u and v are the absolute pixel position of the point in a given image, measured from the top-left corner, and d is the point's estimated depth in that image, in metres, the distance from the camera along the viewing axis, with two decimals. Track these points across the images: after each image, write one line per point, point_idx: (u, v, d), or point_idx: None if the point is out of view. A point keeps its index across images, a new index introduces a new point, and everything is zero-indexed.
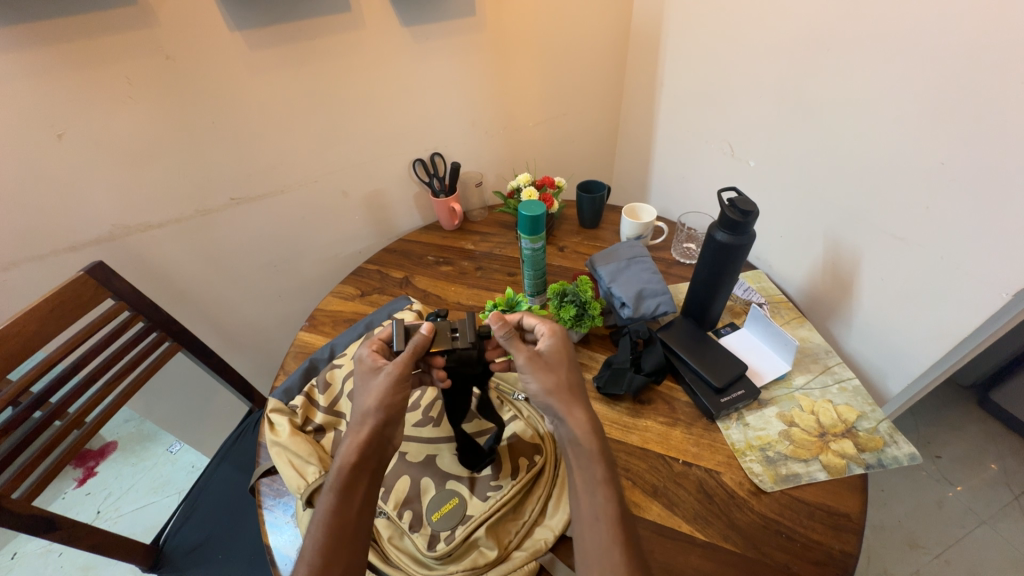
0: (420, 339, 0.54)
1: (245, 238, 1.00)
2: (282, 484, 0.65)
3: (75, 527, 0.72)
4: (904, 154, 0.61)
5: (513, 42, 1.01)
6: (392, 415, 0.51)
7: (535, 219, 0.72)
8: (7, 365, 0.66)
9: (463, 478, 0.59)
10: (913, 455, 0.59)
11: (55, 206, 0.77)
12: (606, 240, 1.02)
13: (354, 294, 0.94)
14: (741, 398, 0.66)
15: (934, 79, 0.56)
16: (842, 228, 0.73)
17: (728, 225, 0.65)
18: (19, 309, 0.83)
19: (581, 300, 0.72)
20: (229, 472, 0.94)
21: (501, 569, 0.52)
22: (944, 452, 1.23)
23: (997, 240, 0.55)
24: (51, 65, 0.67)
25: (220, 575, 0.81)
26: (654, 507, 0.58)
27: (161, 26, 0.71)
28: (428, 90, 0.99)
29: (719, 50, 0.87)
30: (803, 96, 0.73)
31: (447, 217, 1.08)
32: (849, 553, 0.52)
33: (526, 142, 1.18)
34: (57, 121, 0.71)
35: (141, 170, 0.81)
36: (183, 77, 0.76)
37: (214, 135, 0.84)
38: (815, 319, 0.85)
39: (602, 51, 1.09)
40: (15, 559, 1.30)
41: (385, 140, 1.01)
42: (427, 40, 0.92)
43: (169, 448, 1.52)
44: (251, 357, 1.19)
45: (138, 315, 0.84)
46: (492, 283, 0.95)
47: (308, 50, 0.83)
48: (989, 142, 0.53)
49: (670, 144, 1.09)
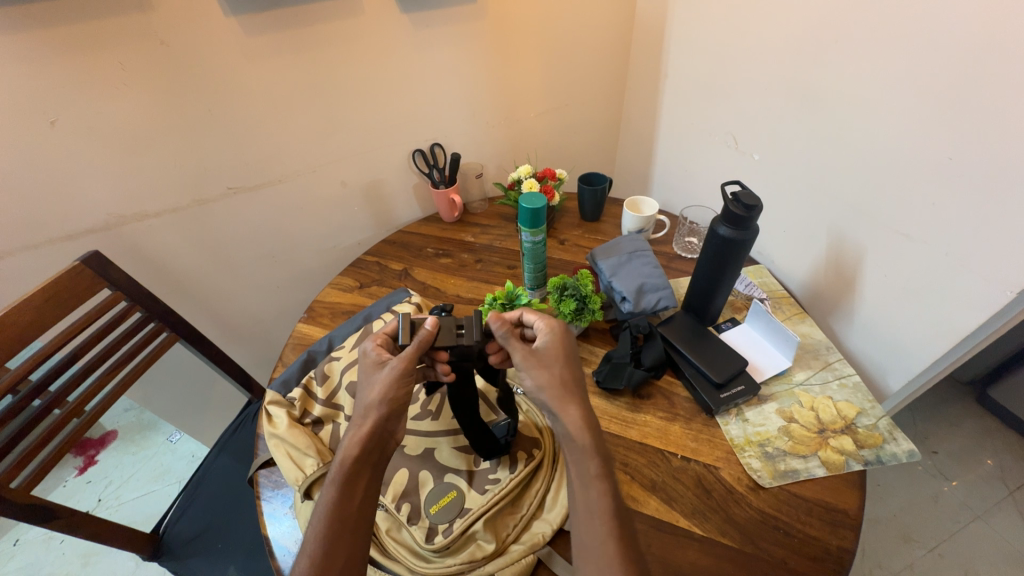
0: (425, 334, 0.54)
1: (242, 228, 0.99)
2: (280, 475, 0.65)
3: (74, 516, 0.72)
4: (911, 149, 0.60)
5: (514, 31, 0.99)
6: (395, 409, 0.51)
7: (535, 212, 0.71)
8: (2, 356, 0.65)
9: (461, 470, 0.59)
10: (912, 452, 0.59)
11: (49, 195, 0.76)
12: (607, 233, 1.01)
13: (353, 286, 0.93)
14: (741, 394, 0.66)
15: (942, 73, 0.55)
16: (845, 223, 0.73)
17: (732, 220, 0.64)
18: (15, 299, 0.82)
19: (581, 294, 0.71)
20: (228, 463, 0.95)
21: (498, 562, 0.52)
22: (941, 448, 1.24)
23: (1001, 238, 0.54)
24: (41, 50, 0.65)
25: (220, 564, 0.81)
26: (652, 501, 0.58)
27: (153, 10, 0.69)
28: (427, 79, 0.97)
29: (723, 43, 0.85)
30: (808, 89, 0.72)
31: (447, 209, 1.07)
32: (846, 549, 0.52)
33: (527, 133, 1.17)
34: (49, 107, 0.70)
35: (136, 158, 0.80)
36: (177, 63, 0.75)
37: (210, 124, 0.83)
38: (817, 315, 0.84)
39: (604, 40, 1.07)
40: (18, 546, 1.31)
41: (384, 130, 1.00)
42: (426, 28, 0.90)
43: (169, 437, 1.53)
44: (250, 347, 1.19)
45: (136, 306, 0.83)
46: (491, 275, 0.94)
47: (305, 36, 0.82)
48: (997, 138, 0.52)
49: (673, 136, 1.07)
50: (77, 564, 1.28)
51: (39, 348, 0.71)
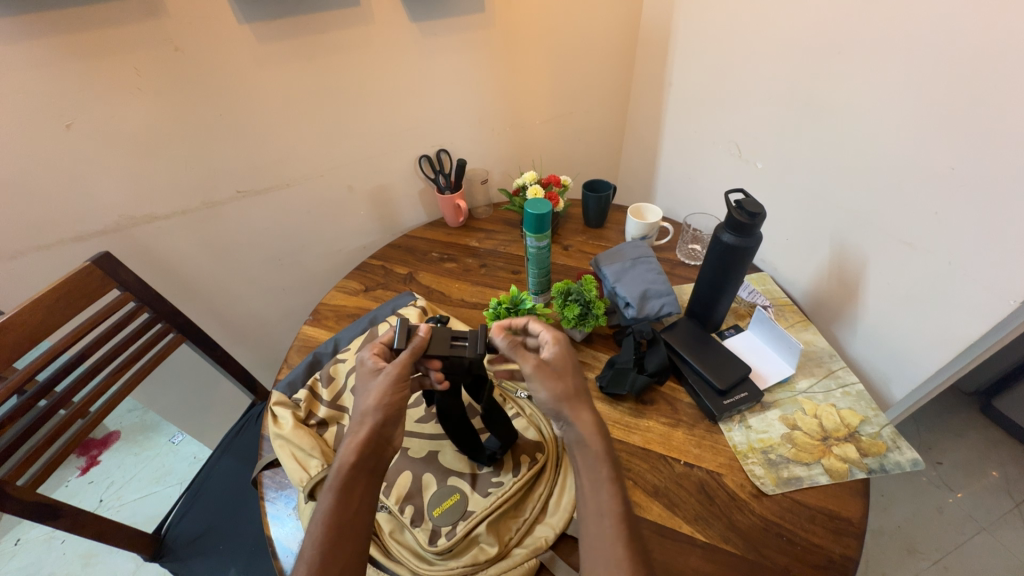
0: (418, 341, 0.55)
1: (251, 231, 1.00)
2: (284, 476, 0.66)
3: (77, 515, 0.72)
4: (913, 159, 0.61)
5: (523, 39, 1.00)
6: (392, 414, 0.51)
7: (540, 218, 0.72)
8: (10, 355, 0.66)
9: (464, 474, 0.60)
10: (915, 461, 0.59)
11: (61, 198, 0.78)
12: (611, 240, 1.02)
13: (359, 289, 0.94)
14: (744, 400, 0.66)
15: (941, 87, 0.56)
16: (849, 232, 0.73)
17: (735, 227, 0.65)
18: (24, 299, 0.83)
19: (584, 299, 0.72)
20: (231, 465, 0.95)
21: (500, 566, 0.52)
22: (944, 459, 1.23)
23: (1001, 250, 0.55)
24: (59, 55, 0.67)
25: (220, 566, 0.81)
26: (655, 507, 0.58)
27: (169, 18, 0.71)
28: (435, 85, 0.99)
29: (728, 56, 0.87)
30: (812, 97, 0.73)
31: (453, 214, 1.08)
32: (850, 557, 0.52)
33: (532, 140, 1.18)
34: (66, 111, 0.71)
35: (148, 161, 0.82)
36: (190, 68, 0.76)
37: (221, 127, 0.84)
38: (820, 322, 0.85)
39: (609, 49, 1.08)
40: (20, 545, 1.32)
41: (391, 135, 1.02)
42: (435, 35, 0.92)
43: (171, 439, 1.54)
44: (254, 349, 1.20)
45: (144, 306, 0.84)
46: (496, 280, 0.95)
47: (317, 42, 0.83)
48: (996, 151, 0.52)
49: (677, 144, 1.08)
50: (77, 564, 1.28)
51: (48, 347, 0.72)
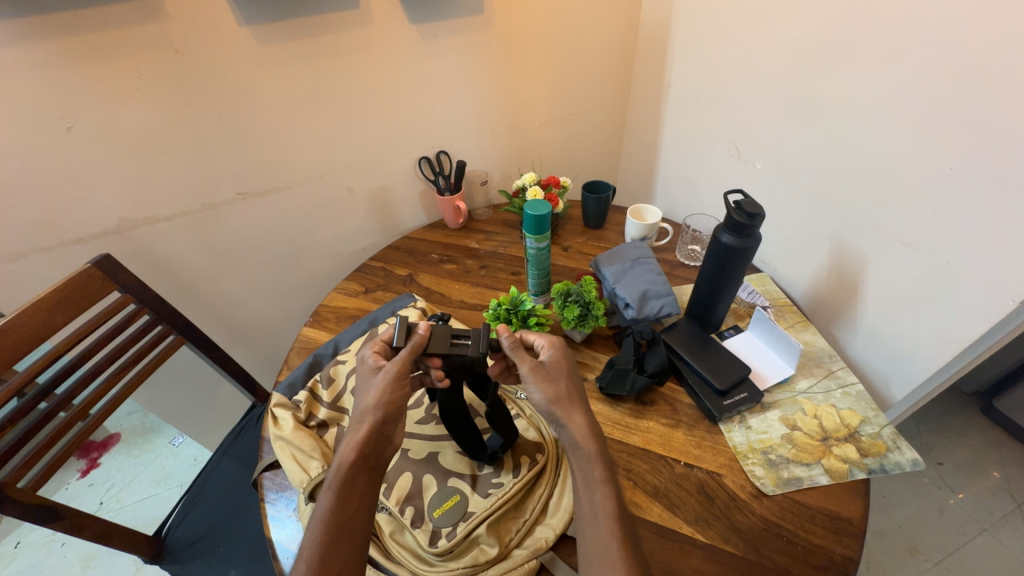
0: (417, 338, 0.55)
1: (251, 232, 1.00)
2: (285, 478, 0.66)
3: (76, 517, 0.72)
4: (911, 159, 0.61)
5: (522, 41, 1.01)
6: (391, 413, 0.51)
7: (540, 219, 0.72)
8: (10, 357, 0.66)
9: (464, 475, 0.60)
10: (915, 461, 0.59)
11: (61, 200, 0.78)
12: (611, 241, 1.02)
13: (359, 290, 0.94)
14: (743, 401, 0.66)
15: (941, 86, 0.56)
16: (848, 233, 0.73)
17: (734, 228, 0.65)
18: (25, 300, 0.83)
19: (584, 300, 0.72)
20: (231, 467, 0.95)
21: (500, 567, 0.52)
22: (946, 459, 1.23)
23: (998, 252, 0.55)
24: (61, 58, 0.67)
25: (220, 567, 0.81)
26: (655, 508, 0.58)
27: (170, 20, 0.71)
28: (435, 87, 0.99)
29: (727, 58, 0.87)
30: (812, 98, 0.73)
31: (453, 215, 1.08)
32: (850, 558, 0.52)
33: (531, 142, 1.19)
34: (67, 113, 0.71)
35: (148, 163, 0.82)
36: (191, 70, 0.77)
37: (221, 129, 0.85)
38: (820, 322, 0.85)
39: (608, 51, 1.09)
40: (20, 548, 1.31)
41: (391, 138, 1.02)
42: (435, 37, 0.92)
43: (171, 441, 1.54)
44: (254, 350, 1.20)
45: (144, 307, 0.84)
46: (495, 282, 0.95)
47: (316, 43, 0.83)
48: (995, 151, 0.53)
49: (677, 145, 1.08)
50: (77, 566, 1.28)
51: (48, 349, 0.72)
